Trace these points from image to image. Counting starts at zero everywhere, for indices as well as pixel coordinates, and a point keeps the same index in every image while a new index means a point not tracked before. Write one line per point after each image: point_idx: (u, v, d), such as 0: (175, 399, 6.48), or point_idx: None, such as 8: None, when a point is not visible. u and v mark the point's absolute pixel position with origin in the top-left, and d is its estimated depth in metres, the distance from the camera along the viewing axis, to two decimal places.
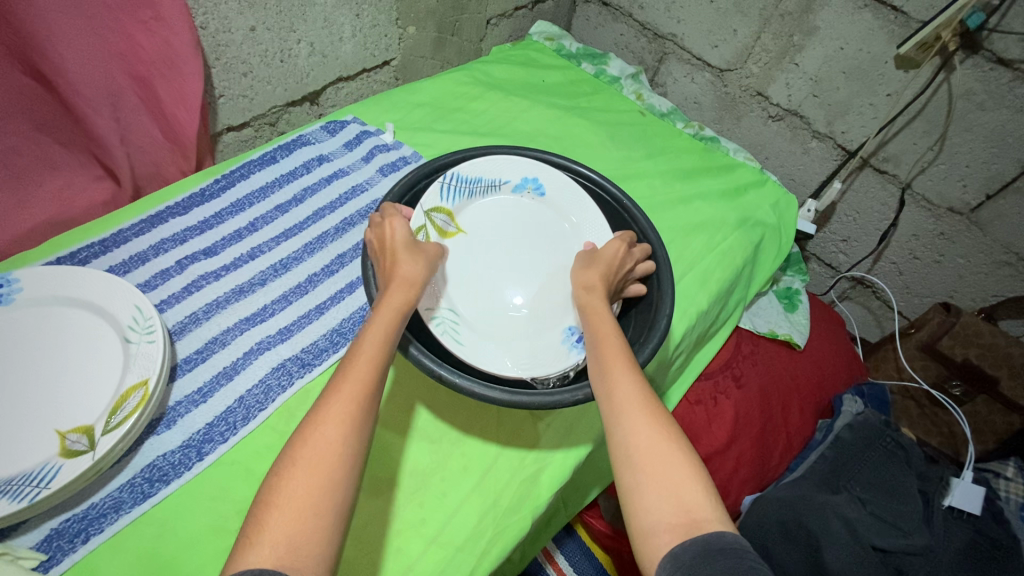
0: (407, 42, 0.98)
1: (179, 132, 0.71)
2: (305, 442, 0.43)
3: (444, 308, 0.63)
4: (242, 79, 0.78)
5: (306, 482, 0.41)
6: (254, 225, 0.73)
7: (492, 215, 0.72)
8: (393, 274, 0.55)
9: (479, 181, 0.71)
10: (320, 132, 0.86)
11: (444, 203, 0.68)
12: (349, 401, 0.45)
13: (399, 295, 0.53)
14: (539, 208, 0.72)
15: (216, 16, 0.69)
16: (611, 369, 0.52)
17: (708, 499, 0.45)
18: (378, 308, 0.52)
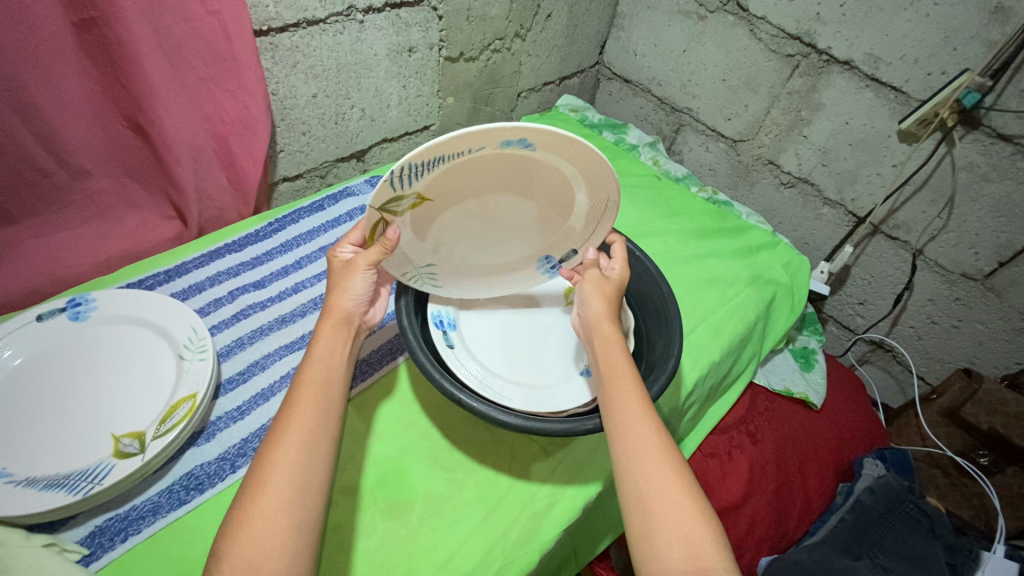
0: (446, 110, 1.10)
1: (243, 181, 0.81)
2: (265, 471, 0.46)
3: (420, 266, 0.68)
4: (301, 137, 0.89)
5: (271, 505, 0.45)
6: (300, 263, 0.81)
7: (474, 168, 0.57)
8: (329, 309, 0.58)
9: (440, 160, 0.53)
10: (363, 184, 0.96)
11: (401, 194, 0.55)
12: (310, 427, 0.49)
13: (332, 334, 0.57)
14: (530, 158, 0.58)
15: (286, 85, 0.81)
16: (629, 413, 0.54)
17: (715, 547, 0.47)
18: (319, 338, 0.56)
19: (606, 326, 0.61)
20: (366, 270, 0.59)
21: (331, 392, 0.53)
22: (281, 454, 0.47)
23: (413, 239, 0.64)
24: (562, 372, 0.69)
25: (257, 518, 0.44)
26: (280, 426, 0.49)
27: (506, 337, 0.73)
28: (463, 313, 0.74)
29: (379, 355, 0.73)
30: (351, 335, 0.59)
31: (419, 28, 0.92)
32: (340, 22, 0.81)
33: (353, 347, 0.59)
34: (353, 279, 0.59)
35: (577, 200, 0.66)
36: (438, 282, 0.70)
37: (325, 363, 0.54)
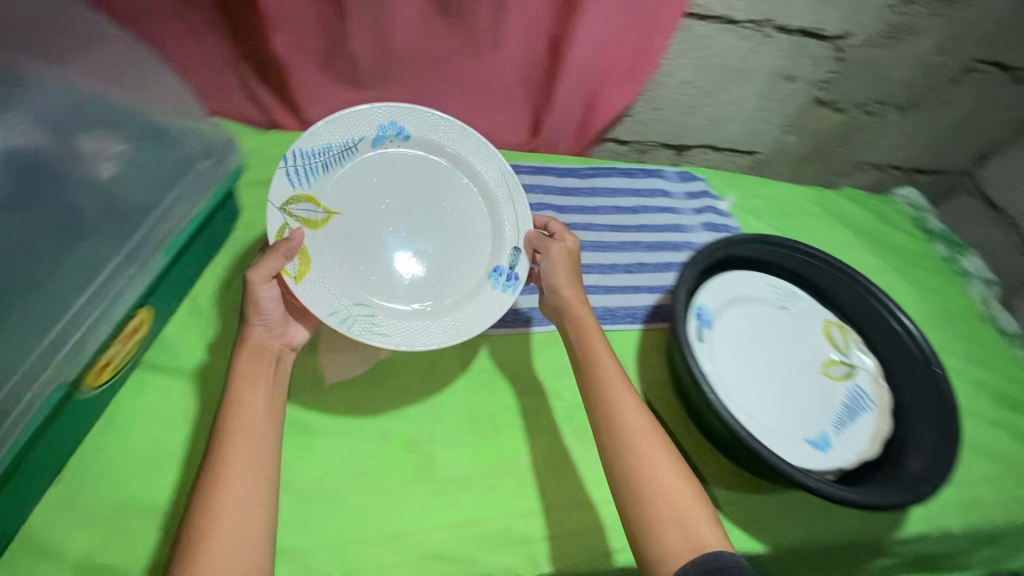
0: (780, 146, 1.07)
1: (590, 123, 0.94)
2: (234, 431, 0.50)
3: (346, 301, 0.61)
4: (652, 112, 0.96)
5: (249, 458, 0.49)
6: (596, 209, 0.90)
7: (377, 169, 0.66)
8: (243, 341, 0.55)
9: (330, 149, 0.63)
10: (674, 174, 0.98)
11: (297, 190, 0.61)
12: (266, 419, 0.52)
13: (249, 365, 0.54)
14: (414, 154, 0.68)
15: (672, 65, 0.89)
16: (619, 394, 0.55)
17: (710, 526, 0.48)
18: (240, 352, 0.54)
19: (595, 341, 0.60)
20: (268, 279, 0.55)
21: (276, 399, 0.54)
22: (248, 420, 0.50)
23: (334, 250, 0.63)
24: (789, 428, 0.66)
25: (236, 453, 0.48)
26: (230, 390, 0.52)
27: (752, 362, 0.70)
28: (723, 314, 0.72)
29: (624, 311, 0.78)
30: (270, 368, 0.56)
31: (811, 62, 0.92)
32: (751, 29, 0.85)
33: (273, 385, 0.55)
34: (257, 291, 0.55)
35: (472, 176, 0.69)
36: (373, 313, 0.62)
37: (259, 376, 0.54)
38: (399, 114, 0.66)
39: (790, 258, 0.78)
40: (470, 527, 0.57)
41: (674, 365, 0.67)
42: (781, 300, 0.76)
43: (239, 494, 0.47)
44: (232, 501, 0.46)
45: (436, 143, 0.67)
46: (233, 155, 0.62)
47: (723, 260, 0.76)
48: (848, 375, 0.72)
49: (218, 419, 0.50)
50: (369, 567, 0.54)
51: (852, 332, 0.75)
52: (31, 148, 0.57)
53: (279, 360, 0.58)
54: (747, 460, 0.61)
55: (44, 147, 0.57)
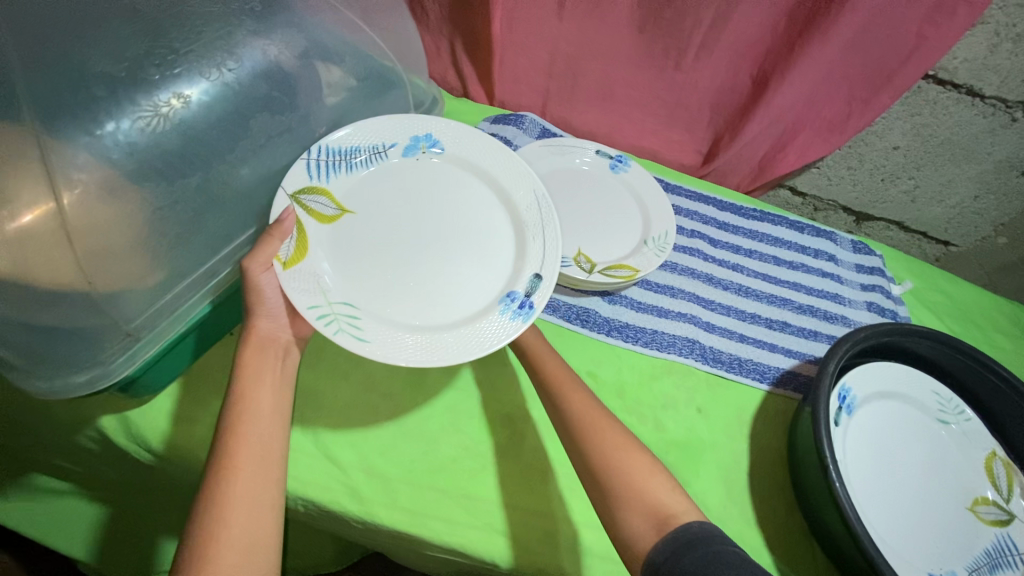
0: (985, 246, 0.94)
1: (771, 168, 0.88)
2: (240, 417, 0.50)
3: (333, 297, 0.51)
4: (843, 170, 0.88)
5: (255, 441, 0.49)
6: (750, 253, 0.85)
7: (398, 183, 0.60)
8: (248, 333, 0.54)
9: (357, 151, 0.59)
10: (847, 242, 0.90)
11: (315, 183, 0.55)
12: (270, 414, 0.51)
13: (257, 358, 0.53)
14: (442, 169, 0.62)
15: (885, 125, 0.81)
16: (567, 392, 0.58)
17: (671, 496, 0.51)
18: (247, 344, 0.53)
19: (551, 366, 0.60)
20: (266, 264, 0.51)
21: (279, 386, 0.53)
22: (251, 421, 0.50)
23: (349, 246, 0.56)
24: (912, 553, 0.58)
25: (243, 433, 0.49)
26: (239, 371, 0.52)
27: (886, 468, 0.62)
28: (869, 404, 0.65)
29: (752, 365, 0.73)
30: (278, 357, 0.55)
31: None
32: (995, 107, 0.75)
33: (280, 377, 0.54)
34: (255, 277, 0.51)
35: (506, 193, 0.61)
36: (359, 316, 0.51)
37: (260, 372, 0.52)
38: (440, 130, 0.63)
39: (967, 370, 0.68)
40: (542, 519, 0.57)
41: (798, 438, 0.62)
42: (943, 412, 0.67)
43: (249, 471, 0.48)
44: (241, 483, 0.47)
45: (477, 157, 0.62)
46: (437, 110, 0.69)
47: (884, 347, 0.68)
48: (1002, 523, 0.61)
49: (227, 398, 0.50)
50: (441, 517, 0.56)
51: (1022, 476, 0.64)
52: (287, 62, 0.56)
53: (286, 351, 0.56)
54: (852, 565, 0.55)
55: (294, 64, 0.57)
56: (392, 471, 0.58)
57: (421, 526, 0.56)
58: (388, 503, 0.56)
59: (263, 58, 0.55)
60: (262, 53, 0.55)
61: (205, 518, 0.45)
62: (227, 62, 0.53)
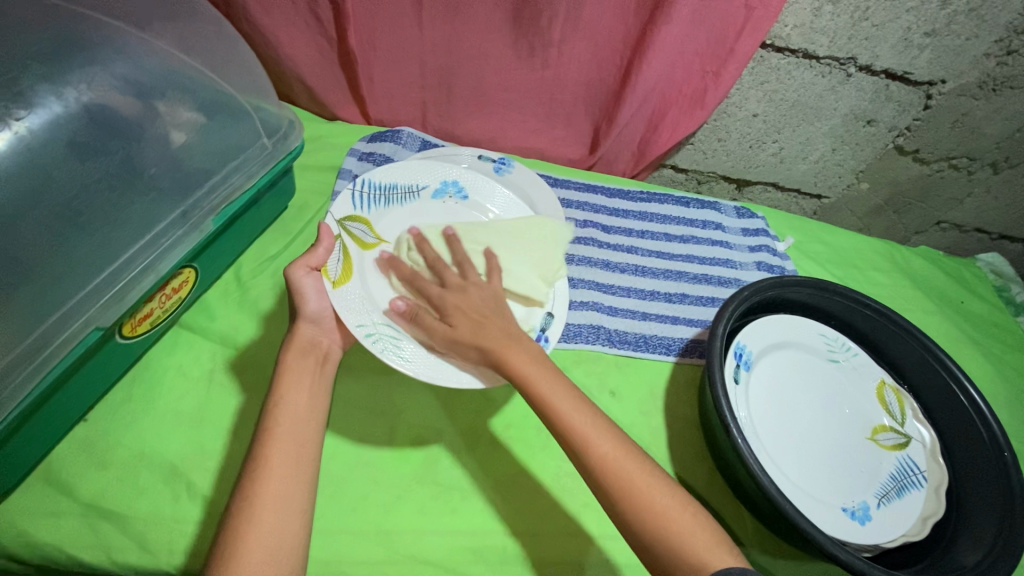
0: (851, 193, 1.02)
1: (650, 148, 0.92)
2: (279, 421, 0.51)
3: (376, 316, 0.57)
4: (715, 143, 0.93)
5: (288, 445, 0.50)
6: (643, 233, 0.87)
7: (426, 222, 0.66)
8: (292, 338, 0.57)
9: (394, 188, 0.67)
10: (731, 209, 0.95)
11: (357, 212, 0.63)
12: (308, 419, 0.53)
13: (300, 362, 0.56)
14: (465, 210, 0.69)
15: (740, 96, 0.86)
16: (541, 378, 0.51)
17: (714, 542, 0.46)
18: (285, 350, 0.56)
19: (518, 360, 0.52)
20: (310, 270, 0.58)
21: (313, 390, 0.55)
22: (287, 423, 0.51)
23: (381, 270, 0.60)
24: (823, 491, 0.60)
25: (279, 435, 0.51)
26: (280, 375, 0.55)
27: (790, 416, 0.65)
28: (765, 358, 0.67)
29: (658, 341, 0.75)
30: (320, 365, 0.57)
31: (896, 107, 0.86)
32: (831, 66, 0.81)
33: (319, 381, 0.56)
34: (299, 282, 0.57)
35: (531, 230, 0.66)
36: (401, 336, 0.56)
37: (298, 377, 0.55)
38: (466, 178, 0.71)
39: (848, 309, 0.72)
40: (465, 539, 0.55)
41: (705, 403, 0.63)
42: (832, 352, 0.70)
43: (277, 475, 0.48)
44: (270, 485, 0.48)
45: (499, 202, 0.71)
46: (295, 134, 0.62)
47: (771, 301, 0.72)
48: (899, 445, 0.65)
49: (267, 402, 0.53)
50: (355, 559, 0.53)
51: (910, 399, 0.68)
52: (96, 105, 0.51)
53: (328, 359, 0.58)
54: (770, 518, 0.57)
55: (105, 107, 0.52)
56: None
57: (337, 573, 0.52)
58: None
59: (61, 104, 0.49)
60: (60, 98, 0.49)
61: (232, 521, 0.46)
62: (15, 111, 0.46)
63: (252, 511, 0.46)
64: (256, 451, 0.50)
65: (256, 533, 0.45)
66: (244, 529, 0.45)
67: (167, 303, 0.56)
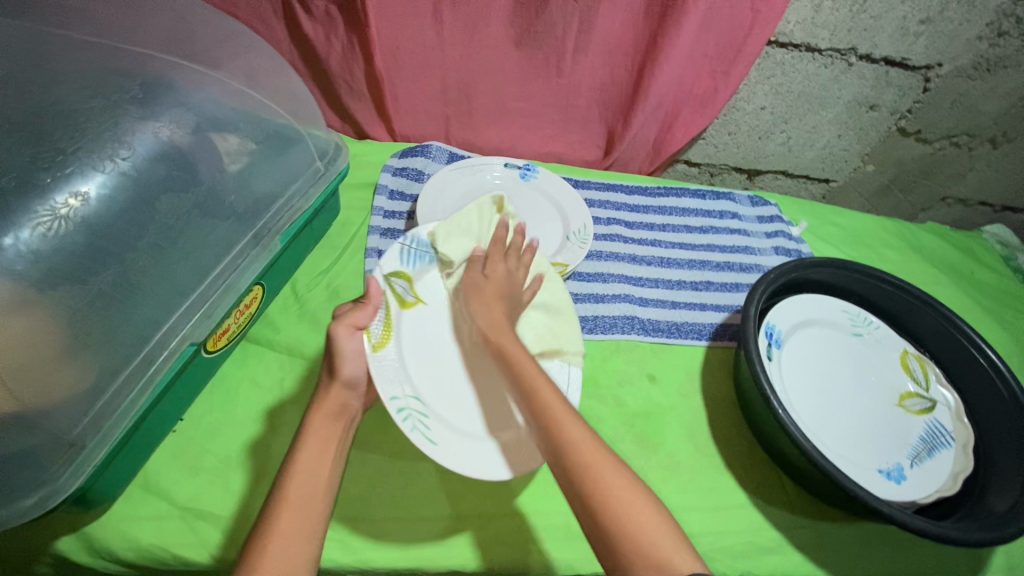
0: (858, 175, 1.06)
1: (665, 146, 0.96)
2: (287, 488, 0.49)
3: (408, 390, 0.56)
4: (725, 136, 0.98)
5: (301, 499, 0.49)
6: (664, 227, 0.92)
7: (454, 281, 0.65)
8: (322, 401, 0.54)
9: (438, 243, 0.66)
10: (745, 198, 0.99)
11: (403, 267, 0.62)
12: (304, 487, 0.49)
13: (328, 425, 0.54)
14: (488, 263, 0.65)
15: (748, 90, 0.90)
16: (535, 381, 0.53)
17: None
18: (309, 413, 0.54)
19: (522, 359, 0.55)
20: (353, 329, 0.55)
21: (333, 457, 0.52)
22: (297, 483, 0.49)
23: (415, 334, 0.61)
24: (859, 455, 0.64)
25: (293, 497, 0.49)
26: (304, 435, 0.53)
27: (822, 389, 0.69)
28: (793, 335, 0.72)
29: (689, 327, 0.79)
30: (345, 427, 0.55)
31: (896, 91, 0.91)
32: (833, 57, 0.86)
33: (342, 447, 0.54)
34: (342, 342, 0.55)
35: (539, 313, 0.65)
36: (428, 416, 0.56)
37: (321, 441, 0.52)
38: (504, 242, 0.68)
39: (866, 285, 0.76)
40: (533, 520, 0.59)
41: (743, 381, 0.67)
42: (856, 326, 0.75)
43: (283, 548, 0.46)
44: (272, 557, 0.45)
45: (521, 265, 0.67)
46: (342, 156, 0.66)
47: (792, 282, 0.76)
48: (928, 410, 0.69)
49: (282, 468, 0.50)
50: (434, 544, 0.56)
51: (933, 365, 0.73)
52: (183, 140, 0.56)
53: (352, 421, 0.56)
54: (816, 483, 0.61)
55: (188, 143, 0.56)
56: (374, 512, 0.57)
57: (415, 559, 0.55)
58: (379, 544, 0.55)
59: (155, 141, 0.55)
60: (154, 134, 0.55)
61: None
62: (119, 151, 0.52)
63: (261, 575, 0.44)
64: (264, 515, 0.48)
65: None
66: None
67: (240, 319, 0.60)
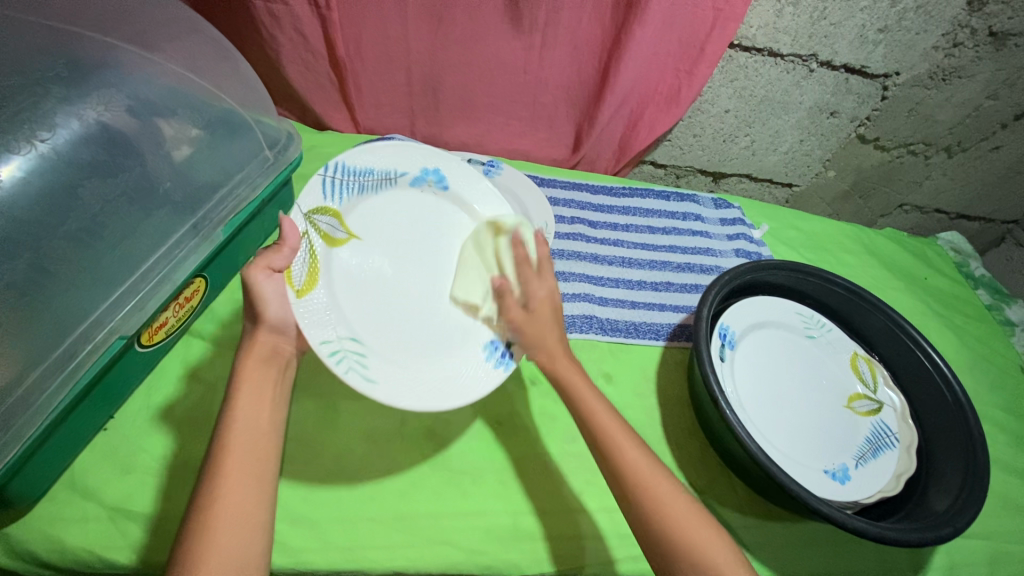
0: (820, 181, 1.08)
1: (630, 144, 0.96)
2: (228, 434, 0.49)
3: (340, 331, 0.54)
4: (691, 138, 0.98)
5: (243, 443, 0.48)
6: (627, 227, 0.92)
7: (392, 214, 0.62)
8: (252, 347, 0.54)
9: (369, 173, 0.60)
10: (708, 201, 1.00)
11: (328, 203, 0.57)
12: (242, 437, 0.49)
13: (260, 368, 0.53)
14: (438, 203, 0.64)
15: (712, 93, 0.91)
16: (577, 384, 0.55)
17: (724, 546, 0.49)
18: (240, 358, 0.53)
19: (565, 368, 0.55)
20: (270, 271, 0.54)
21: (272, 402, 0.52)
22: (241, 428, 0.49)
23: (346, 277, 0.57)
24: (807, 457, 0.65)
25: (234, 444, 0.48)
26: (237, 383, 0.52)
27: (773, 390, 0.70)
28: (746, 336, 0.72)
29: (647, 327, 0.79)
30: (280, 371, 0.55)
31: (856, 99, 0.92)
32: (794, 63, 0.87)
33: (280, 389, 0.54)
34: (260, 284, 0.53)
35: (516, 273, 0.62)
36: (366, 357, 0.54)
37: (256, 391, 0.52)
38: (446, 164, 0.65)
39: (820, 288, 0.77)
40: (480, 521, 0.58)
41: (695, 382, 0.67)
42: (809, 329, 0.76)
43: (235, 490, 0.46)
44: (227, 501, 0.46)
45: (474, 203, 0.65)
46: (294, 145, 0.65)
47: (748, 284, 0.76)
48: (875, 411, 0.70)
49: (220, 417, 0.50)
50: (376, 544, 0.55)
51: (881, 368, 0.74)
52: (113, 124, 0.54)
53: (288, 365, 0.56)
54: (764, 484, 0.61)
55: (120, 126, 0.54)
56: (316, 514, 0.56)
57: (356, 559, 0.54)
58: (319, 546, 0.54)
59: (81, 124, 0.52)
60: (79, 118, 0.52)
61: (195, 520, 0.44)
62: (39, 133, 0.49)
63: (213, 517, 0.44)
64: (208, 465, 0.47)
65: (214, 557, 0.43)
66: (206, 531, 0.44)
67: (180, 312, 0.58)
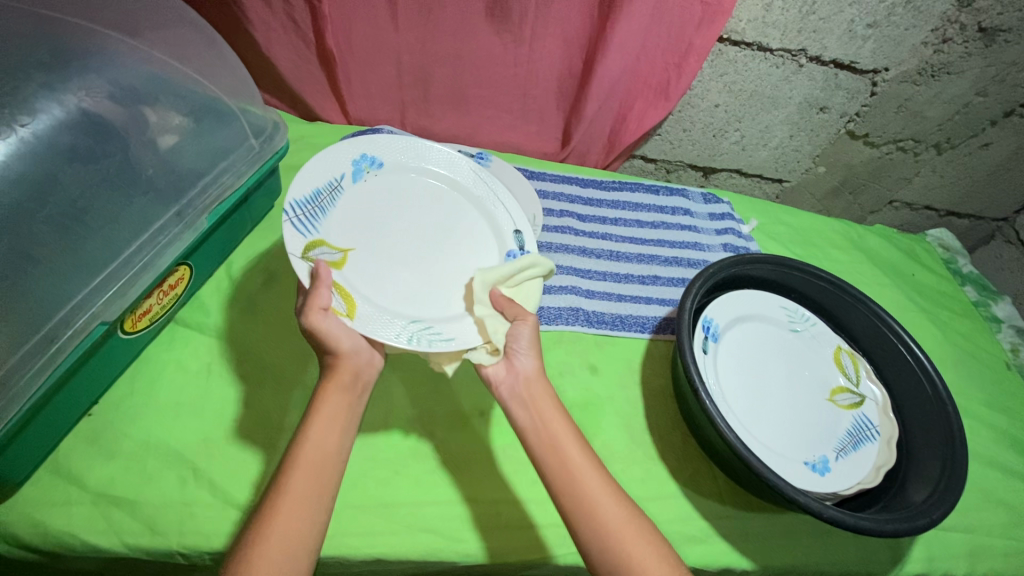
0: (809, 177, 1.08)
1: (620, 138, 0.96)
2: (298, 451, 0.49)
3: (402, 321, 0.58)
4: (681, 132, 0.98)
5: (311, 466, 0.49)
6: (616, 221, 0.92)
7: (354, 211, 0.62)
8: (332, 370, 0.53)
9: (318, 193, 0.59)
10: (698, 195, 1.00)
11: (312, 238, 0.56)
12: (315, 455, 0.49)
13: (338, 394, 0.53)
14: (387, 180, 0.66)
15: (701, 87, 0.91)
16: (551, 420, 0.55)
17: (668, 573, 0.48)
18: (324, 378, 0.53)
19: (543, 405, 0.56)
20: (324, 312, 0.52)
21: (343, 423, 0.52)
22: (308, 447, 0.49)
23: (369, 279, 0.60)
24: (787, 448, 0.66)
25: (301, 462, 0.49)
26: (316, 406, 0.52)
27: (755, 382, 0.70)
28: (730, 329, 0.73)
29: (633, 320, 0.80)
30: (358, 396, 0.55)
31: (845, 94, 0.92)
32: (784, 58, 0.87)
33: (353, 416, 0.53)
34: (320, 328, 0.51)
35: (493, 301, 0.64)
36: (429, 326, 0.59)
37: (334, 413, 0.52)
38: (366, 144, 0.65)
39: (805, 282, 0.78)
40: (461, 509, 0.59)
41: (678, 374, 0.68)
42: (793, 323, 0.76)
43: (292, 509, 0.46)
44: (284, 520, 0.46)
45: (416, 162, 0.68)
46: (280, 135, 0.64)
47: (733, 277, 0.77)
48: (856, 405, 0.71)
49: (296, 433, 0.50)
50: (357, 531, 0.56)
51: (863, 361, 0.75)
52: (94, 111, 0.54)
53: (365, 389, 0.56)
54: (743, 474, 0.62)
55: (101, 115, 0.55)
56: None
57: (338, 545, 0.55)
58: None
59: (62, 109, 0.52)
60: (61, 104, 0.52)
61: (254, 537, 0.45)
62: (19, 117, 0.49)
63: (265, 536, 0.45)
64: (275, 482, 0.48)
65: (269, 569, 0.43)
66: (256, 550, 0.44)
67: (164, 300, 0.58)
